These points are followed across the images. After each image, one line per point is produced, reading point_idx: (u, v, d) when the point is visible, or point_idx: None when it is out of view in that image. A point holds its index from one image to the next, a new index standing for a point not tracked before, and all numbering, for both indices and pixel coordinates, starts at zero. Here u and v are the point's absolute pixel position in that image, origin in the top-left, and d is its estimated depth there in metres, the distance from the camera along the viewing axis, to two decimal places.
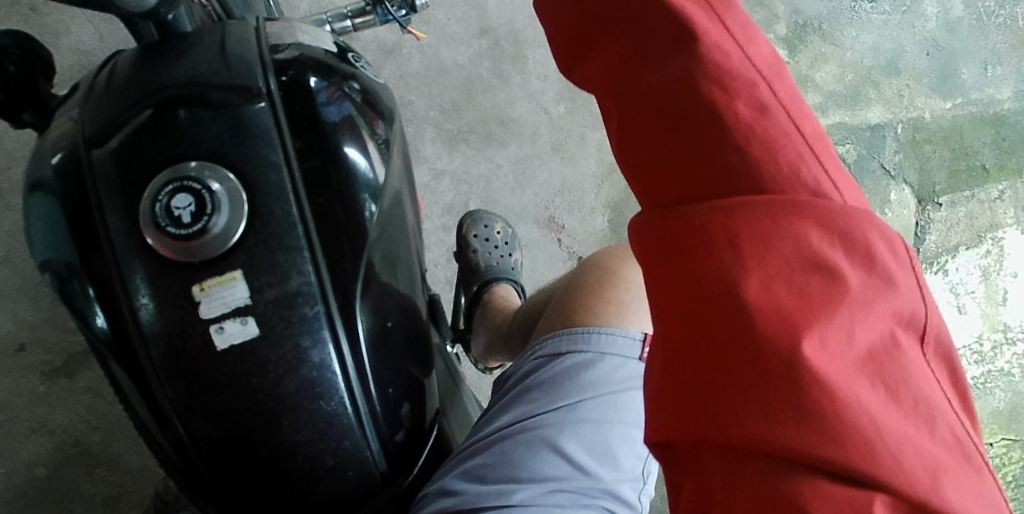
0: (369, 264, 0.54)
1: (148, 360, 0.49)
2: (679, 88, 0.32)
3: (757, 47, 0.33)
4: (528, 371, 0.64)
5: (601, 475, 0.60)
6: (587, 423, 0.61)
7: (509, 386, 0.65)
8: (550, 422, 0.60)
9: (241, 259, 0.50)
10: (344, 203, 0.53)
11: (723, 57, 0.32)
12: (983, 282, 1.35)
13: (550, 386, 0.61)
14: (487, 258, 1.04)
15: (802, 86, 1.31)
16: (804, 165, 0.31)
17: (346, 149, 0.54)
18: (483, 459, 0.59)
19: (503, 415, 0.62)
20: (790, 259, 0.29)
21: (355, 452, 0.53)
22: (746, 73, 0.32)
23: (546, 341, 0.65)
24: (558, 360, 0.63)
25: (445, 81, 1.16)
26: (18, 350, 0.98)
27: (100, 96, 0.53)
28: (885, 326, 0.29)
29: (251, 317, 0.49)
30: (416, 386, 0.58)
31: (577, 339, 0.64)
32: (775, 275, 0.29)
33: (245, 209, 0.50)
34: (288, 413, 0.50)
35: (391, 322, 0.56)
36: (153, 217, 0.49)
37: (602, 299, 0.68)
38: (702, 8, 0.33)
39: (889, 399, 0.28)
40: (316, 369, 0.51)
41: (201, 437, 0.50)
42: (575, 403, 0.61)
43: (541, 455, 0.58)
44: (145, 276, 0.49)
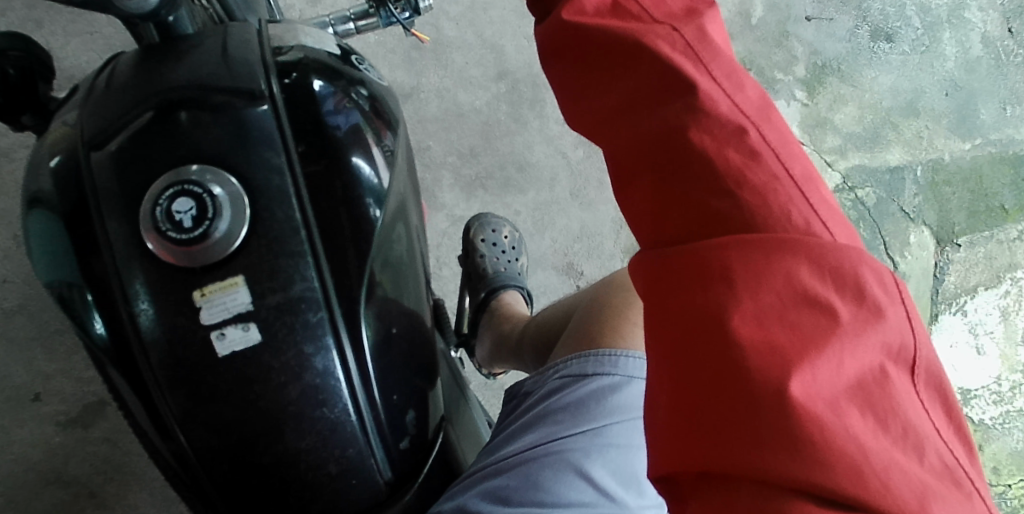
0: (375, 269, 0.53)
1: (148, 366, 0.48)
2: (668, 132, 0.34)
3: (745, 96, 0.35)
4: (552, 390, 0.63)
5: (626, 501, 0.60)
6: (614, 447, 0.61)
7: (528, 404, 0.65)
8: (575, 446, 0.60)
9: (243, 264, 0.49)
10: (348, 207, 0.52)
11: (714, 105, 0.34)
12: (1000, 323, 1.36)
13: (576, 409, 0.61)
14: (495, 264, 1.03)
15: (822, 127, 1.29)
16: (793, 206, 0.32)
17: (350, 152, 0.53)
18: (507, 480, 0.58)
19: (525, 436, 0.62)
20: (780, 291, 0.30)
21: (358, 460, 0.52)
22: (736, 120, 0.34)
23: (571, 360, 0.65)
24: (584, 381, 0.62)
25: (463, 125, 1.15)
26: (33, 400, 0.96)
27: (100, 98, 0.52)
28: (873, 357, 0.30)
29: (253, 323, 0.48)
30: (421, 393, 0.57)
31: (604, 362, 0.63)
32: (766, 306, 0.30)
33: (247, 214, 0.49)
34: (291, 420, 0.49)
35: (395, 327, 0.55)
36: (154, 222, 0.48)
37: (628, 322, 0.66)
38: (691, 60, 0.36)
39: (878, 428, 0.28)
40: (320, 376, 0.50)
41: (202, 446, 0.50)
42: (600, 427, 0.60)
43: (566, 480, 0.58)
44: (145, 280, 0.48)
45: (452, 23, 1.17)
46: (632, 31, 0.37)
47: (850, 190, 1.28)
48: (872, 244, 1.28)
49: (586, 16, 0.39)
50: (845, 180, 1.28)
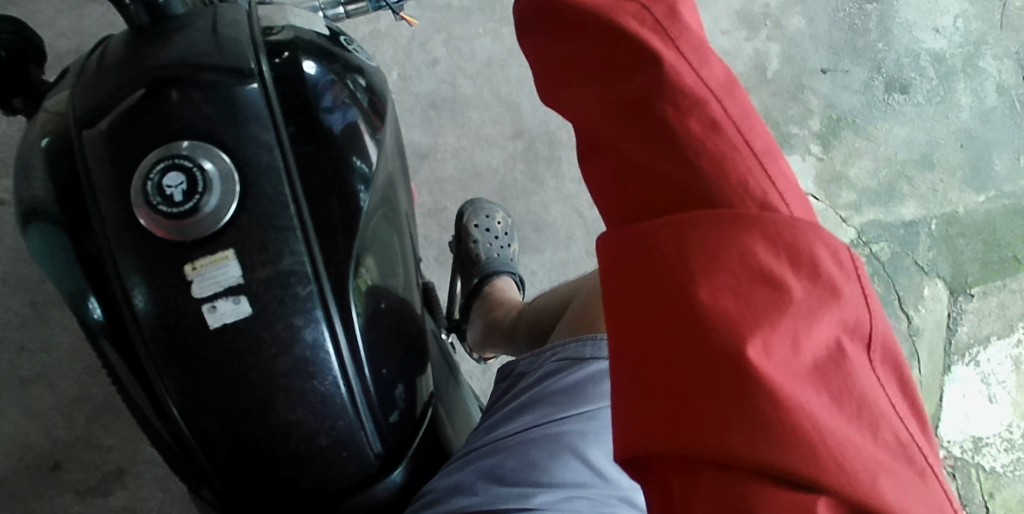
0: (363, 245, 0.54)
1: (140, 340, 0.49)
2: (632, 106, 0.35)
3: (711, 71, 0.36)
4: (549, 372, 0.64)
5: (621, 482, 0.58)
6: (610, 429, 0.60)
7: (524, 386, 0.65)
8: (572, 427, 0.59)
9: (233, 238, 0.49)
10: (337, 183, 0.53)
11: (680, 77, 0.34)
12: (1015, 373, 1.32)
13: (572, 392, 0.61)
14: (487, 249, 1.04)
15: (836, 183, 1.31)
16: (752, 177, 0.33)
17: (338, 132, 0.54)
18: (501, 460, 0.59)
19: (522, 417, 0.62)
20: (736, 269, 0.30)
21: (348, 432, 0.53)
22: (700, 92, 0.34)
23: (569, 344, 0.65)
24: (581, 364, 0.62)
25: (479, 185, 1.16)
26: (53, 469, 0.97)
27: (91, 77, 0.53)
28: (829, 334, 0.30)
29: (243, 296, 0.49)
30: (410, 370, 0.58)
31: (603, 346, 0.63)
32: (722, 284, 0.30)
33: (237, 189, 0.50)
34: (281, 393, 0.50)
35: (384, 303, 0.56)
36: (145, 196, 0.49)
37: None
38: (660, 37, 0.36)
39: (834, 405, 0.29)
40: (309, 349, 0.50)
41: (194, 420, 0.50)
42: (596, 409, 0.60)
43: (562, 460, 0.58)
44: (136, 254, 0.49)
45: (470, 81, 1.18)
46: (603, 8, 0.37)
47: (864, 245, 1.30)
48: (885, 298, 1.29)
49: None
50: (859, 236, 1.30)
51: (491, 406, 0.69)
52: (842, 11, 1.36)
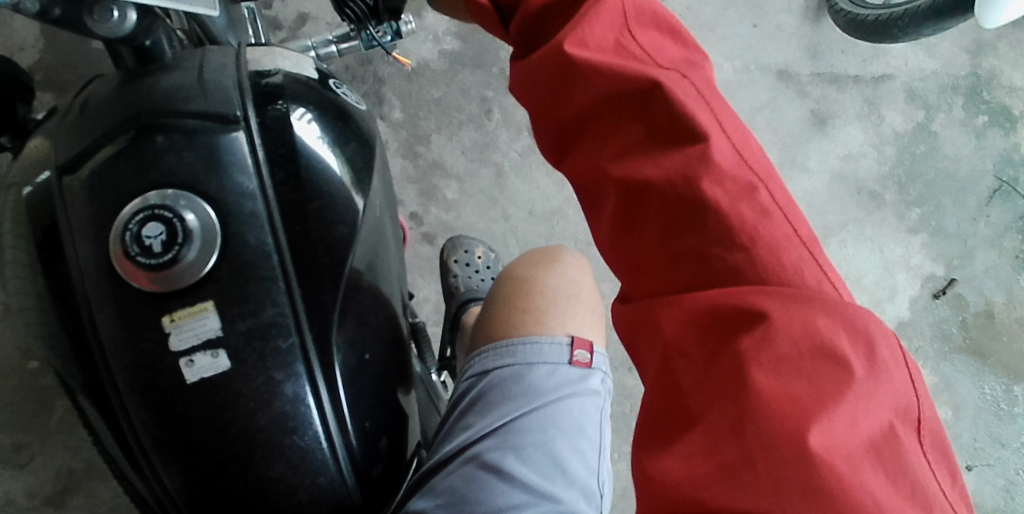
0: (348, 292, 0.52)
1: (116, 393, 0.48)
2: (682, 180, 0.39)
3: (748, 151, 0.40)
4: (460, 393, 0.61)
5: (557, 493, 0.57)
6: (530, 441, 0.57)
7: (447, 411, 0.63)
8: (491, 447, 0.57)
9: (214, 289, 0.48)
10: (321, 232, 0.52)
11: (722, 155, 0.39)
12: None
13: (484, 408, 0.59)
14: (467, 282, 0.98)
15: None
16: (805, 264, 0.37)
17: (328, 181, 0.53)
18: (434, 501, 0.56)
19: (445, 446, 0.59)
20: (799, 344, 0.35)
21: (329, 488, 0.51)
22: (746, 176, 0.38)
23: (473, 359, 0.63)
24: (486, 378, 0.60)
25: None
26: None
27: (74, 120, 0.52)
28: (884, 416, 0.34)
29: (222, 350, 0.48)
30: (397, 421, 0.56)
31: (503, 354, 0.61)
32: (785, 358, 0.35)
33: (218, 240, 0.49)
34: (261, 447, 0.48)
35: (369, 353, 0.54)
36: (123, 246, 0.48)
37: (515, 309, 0.65)
38: (703, 112, 0.40)
39: (890, 482, 0.32)
40: (290, 403, 0.49)
41: (170, 475, 0.49)
42: (511, 422, 0.58)
43: (491, 486, 0.55)
44: (114, 304, 0.48)
45: None
46: (637, 74, 0.41)
47: None
48: None
49: (589, 50, 0.42)
50: None
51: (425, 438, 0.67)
52: (988, 394, 1.10)
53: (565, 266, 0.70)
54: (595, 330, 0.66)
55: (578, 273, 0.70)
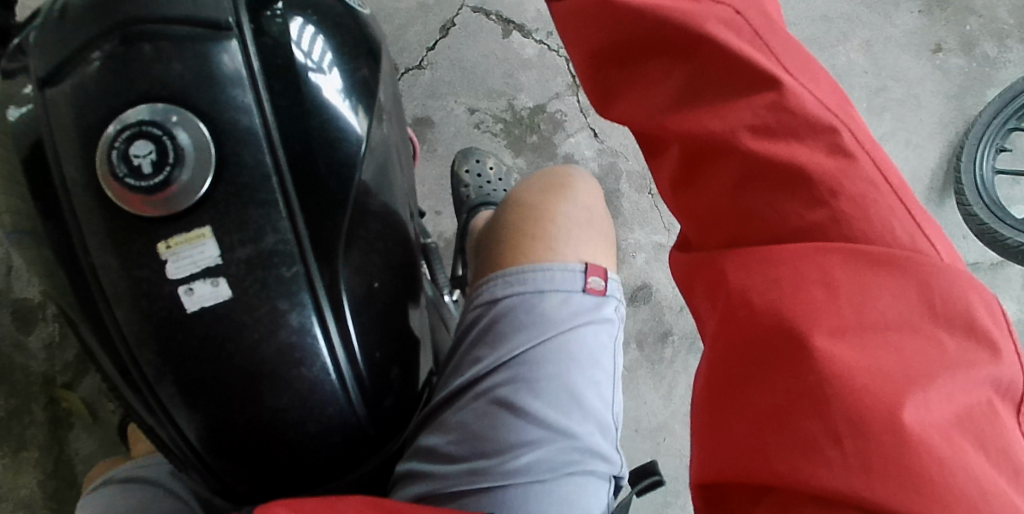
0: (354, 217, 0.49)
1: (113, 322, 0.46)
2: (750, 130, 0.35)
3: (822, 92, 0.36)
4: (468, 324, 0.59)
5: (573, 428, 0.55)
6: (544, 377, 0.55)
7: (454, 341, 0.60)
8: (504, 381, 0.55)
9: (210, 214, 0.45)
10: (324, 151, 0.48)
11: (799, 99, 0.34)
12: None
13: (494, 340, 0.56)
14: (478, 191, 0.95)
15: None
16: (895, 218, 0.33)
17: (333, 100, 0.49)
18: (444, 438, 0.55)
19: (455, 380, 0.57)
20: (885, 310, 0.32)
21: (339, 420, 0.49)
22: (827, 119, 0.34)
23: (480, 287, 0.59)
24: (494, 308, 0.57)
25: None
26: None
27: (49, 28, 0.47)
28: (982, 390, 0.30)
29: (222, 278, 0.45)
30: (406, 348, 0.54)
31: (513, 282, 0.58)
32: (870, 328, 0.31)
33: (212, 162, 0.45)
34: (267, 379, 0.46)
35: (378, 282, 0.51)
36: (109, 166, 0.44)
37: (523, 235, 0.61)
38: (765, 53, 0.36)
39: (991, 463, 0.29)
40: (295, 334, 0.46)
41: (173, 405, 0.47)
42: (522, 355, 0.55)
43: (506, 423, 0.54)
44: (106, 227, 0.45)
45: None
46: (687, 15, 0.36)
47: None
48: None
49: None
50: None
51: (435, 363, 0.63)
52: None
53: (575, 191, 0.66)
54: (607, 257, 0.63)
55: (588, 199, 0.66)
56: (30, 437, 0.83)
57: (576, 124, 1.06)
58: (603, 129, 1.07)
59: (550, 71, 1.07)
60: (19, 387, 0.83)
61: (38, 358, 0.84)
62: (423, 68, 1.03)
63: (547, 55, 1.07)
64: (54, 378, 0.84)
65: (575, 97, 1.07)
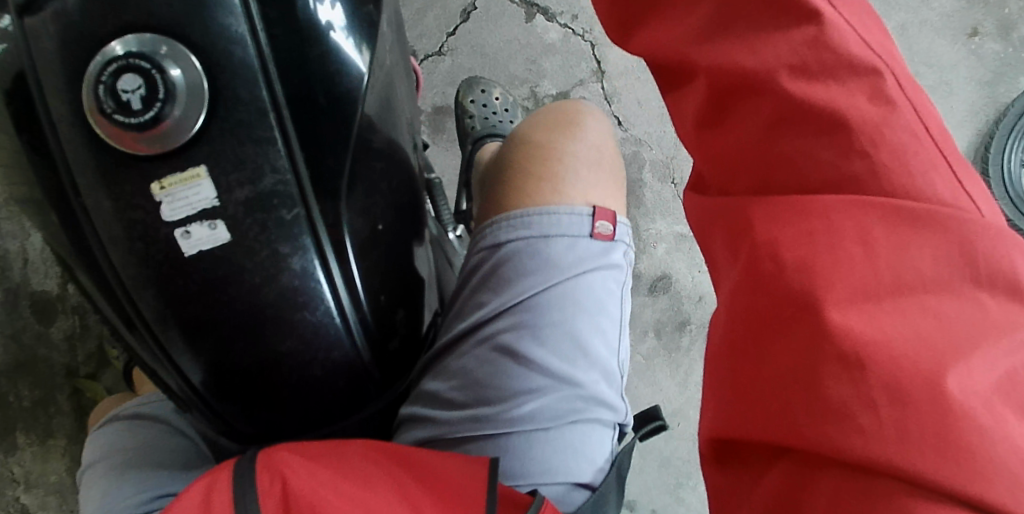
0: (356, 157, 0.47)
1: (109, 265, 0.44)
2: (786, 72, 0.32)
3: (865, 29, 0.33)
4: (473, 267, 0.58)
5: (578, 377, 0.55)
6: (549, 325, 0.54)
7: (457, 281, 0.60)
8: (507, 329, 0.54)
9: (206, 152, 0.43)
10: (324, 86, 0.45)
11: (840, 37, 0.31)
12: None
13: (498, 285, 0.55)
14: (483, 123, 0.93)
15: None
16: (936, 171, 0.30)
17: (335, 36, 0.45)
18: (447, 384, 0.55)
19: (458, 323, 0.57)
20: (924, 267, 0.29)
21: (343, 362, 0.48)
22: (870, 62, 0.31)
23: (484, 229, 0.58)
24: (499, 252, 0.56)
25: None
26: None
27: None
28: None
29: (220, 221, 0.43)
30: (411, 289, 0.53)
31: (518, 225, 0.56)
32: (906, 286, 0.29)
33: (205, 97, 0.43)
34: (269, 322, 0.45)
35: (382, 224, 0.50)
36: (97, 101, 0.42)
37: (530, 176, 0.59)
38: None
39: None
40: (298, 277, 0.45)
41: (174, 348, 0.46)
42: (527, 301, 0.54)
43: (509, 371, 0.54)
44: (97, 166, 0.43)
45: None
46: None
47: None
48: None
49: None
50: None
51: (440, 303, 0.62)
52: None
53: (584, 130, 0.63)
54: (618, 201, 0.61)
55: (599, 138, 0.63)
56: (57, 426, 0.83)
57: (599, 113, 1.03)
58: (628, 117, 1.03)
59: (574, 57, 1.02)
60: (43, 378, 0.82)
61: (61, 349, 0.83)
62: (443, 54, 1.00)
63: (571, 39, 1.03)
64: (78, 369, 0.84)
65: (600, 85, 1.03)
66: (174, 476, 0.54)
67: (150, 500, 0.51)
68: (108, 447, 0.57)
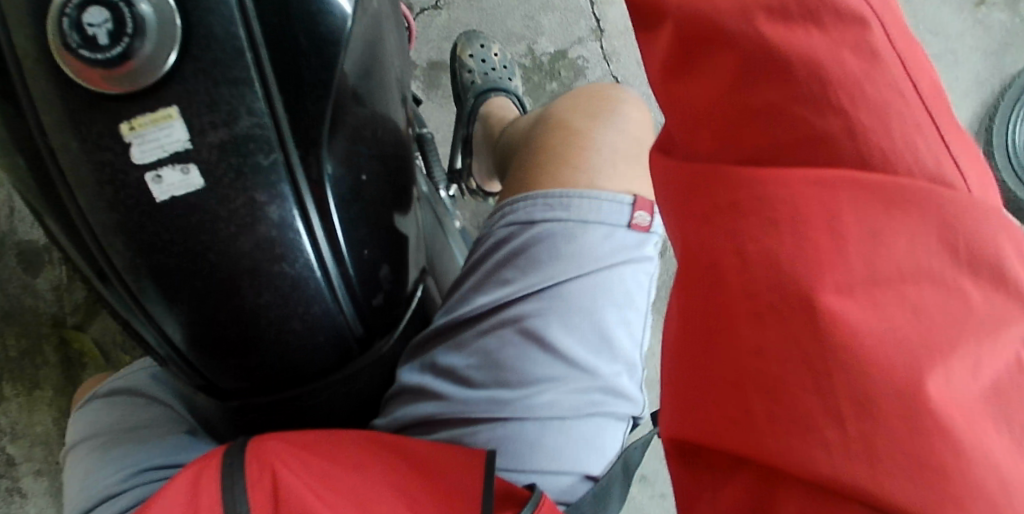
0: (339, 104, 0.45)
1: (78, 211, 0.42)
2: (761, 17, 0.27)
3: None
4: (499, 241, 0.56)
5: (599, 370, 0.54)
6: (577, 311, 0.53)
7: (478, 253, 0.58)
8: (534, 312, 0.53)
9: (178, 92, 0.41)
10: (304, 26, 0.42)
11: None
12: None
13: (526, 265, 0.54)
14: (483, 78, 0.90)
15: None
16: (922, 135, 0.26)
17: None
18: (466, 362, 0.54)
19: (479, 298, 0.55)
20: (904, 258, 0.25)
21: (325, 318, 0.46)
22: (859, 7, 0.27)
23: (517, 203, 0.56)
24: (530, 231, 0.54)
25: None
26: None
27: None
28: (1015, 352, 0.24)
29: (193, 165, 0.41)
30: (397, 244, 0.51)
31: (553, 206, 0.54)
32: (883, 279, 0.25)
33: (177, 33, 0.40)
34: (246, 275, 0.43)
35: (365, 175, 0.47)
36: (61, 35, 0.39)
37: (563, 162, 0.58)
38: None
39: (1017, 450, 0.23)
40: (276, 228, 0.43)
41: (147, 302, 0.44)
42: (559, 286, 0.53)
43: (532, 355, 0.52)
44: (63, 105, 0.40)
45: None
46: None
47: None
48: None
49: None
50: None
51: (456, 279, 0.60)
52: None
53: (623, 120, 0.61)
54: None
55: (638, 128, 0.62)
56: (44, 377, 0.81)
57: (597, 73, 1.00)
58: (626, 78, 1.01)
59: (573, 14, 0.99)
60: (29, 327, 0.80)
61: (47, 299, 0.81)
62: (439, 8, 0.96)
63: None
64: (64, 319, 0.82)
65: (599, 43, 1.00)
66: (152, 449, 0.52)
67: (127, 476, 0.49)
68: (87, 426, 0.55)
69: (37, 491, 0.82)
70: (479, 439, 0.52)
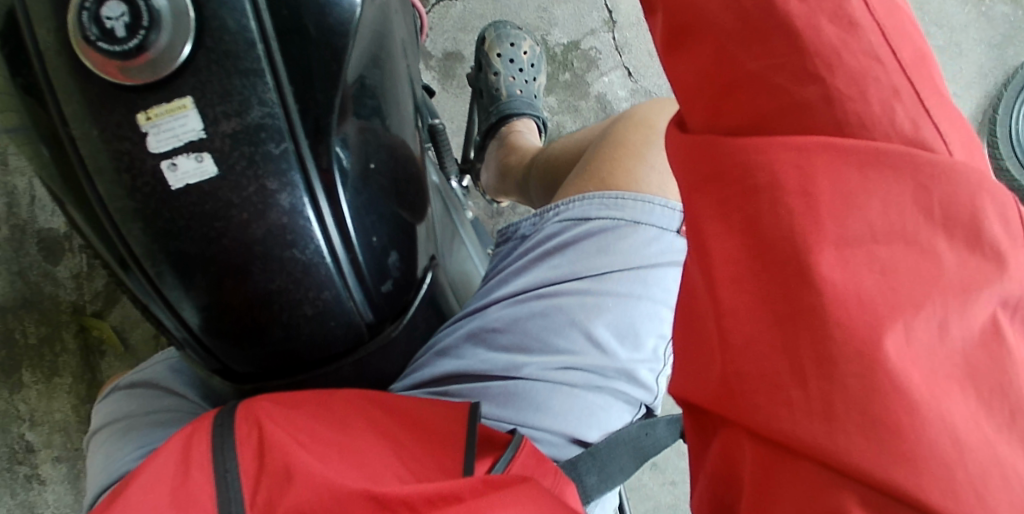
0: (348, 93, 0.46)
1: (97, 199, 0.44)
2: None
3: None
4: (549, 235, 0.57)
5: (618, 353, 0.55)
6: (612, 296, 0.55)
7: (527, 244, 0.59)
8: (570, 293, 0.55)
9: (191, 83, 0.42)
10: (314, 17, 0.44)
11: None
12: None
13: (574, 253, 0.56)
14: (510, 83, 0.93)
15: None
16: (899, 103, 0.26)
17: None
18: (502, 337, 0.55)
19: (518, 279, 0.57)
20: (874, 220, 0.25)
21: (335, 303, 0.47)
22: None
23: (573, 202, 0.58)
24: (582, 225, 0.56)
25: None
26: None
27: None
28: (984, 306, 0.24)
29: (207, 153, 0.43)
30: (407, 232, 0.52)
31: (610, 206, 0.56)
32: (851, 238, 0.25)
33: (193, 27, 0.41)
34: (258, 260, 0.45)
35: (374, 163, 0.49)
36: (81, 28, 0.41)
37: (637, 160, 0.59)
38: None
39: (981, 411, 0.24)
40: (286, 215, 0.44)
41: (163, 285, 0.45)
42: (600, 274, 0.55)
43: (558, 328, 0.54)
44: (82, 97, 0.42)
45: None
46: None
47: None
48: None
49: None
50: None
51: (488, 270, 0.63)
52: None
53: None
54: None
55: None
56: (63, 364, 0.84)
57: (609, 64, 1.01)
58: (638, 68, 1.01)
59: (586, 5, 1.00)
60: (49, 315, 0.83)
61: (67, 287, 0.84)
62: None
63: None
64: (83, 307, 0.84)
65: (611, 34, 1.00)
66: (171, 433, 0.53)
67: (147, 453, 0.51)
68: (109, 414, 0.57)
69: (56, 477, 0.84)
70: (489, 390, 0.53)
